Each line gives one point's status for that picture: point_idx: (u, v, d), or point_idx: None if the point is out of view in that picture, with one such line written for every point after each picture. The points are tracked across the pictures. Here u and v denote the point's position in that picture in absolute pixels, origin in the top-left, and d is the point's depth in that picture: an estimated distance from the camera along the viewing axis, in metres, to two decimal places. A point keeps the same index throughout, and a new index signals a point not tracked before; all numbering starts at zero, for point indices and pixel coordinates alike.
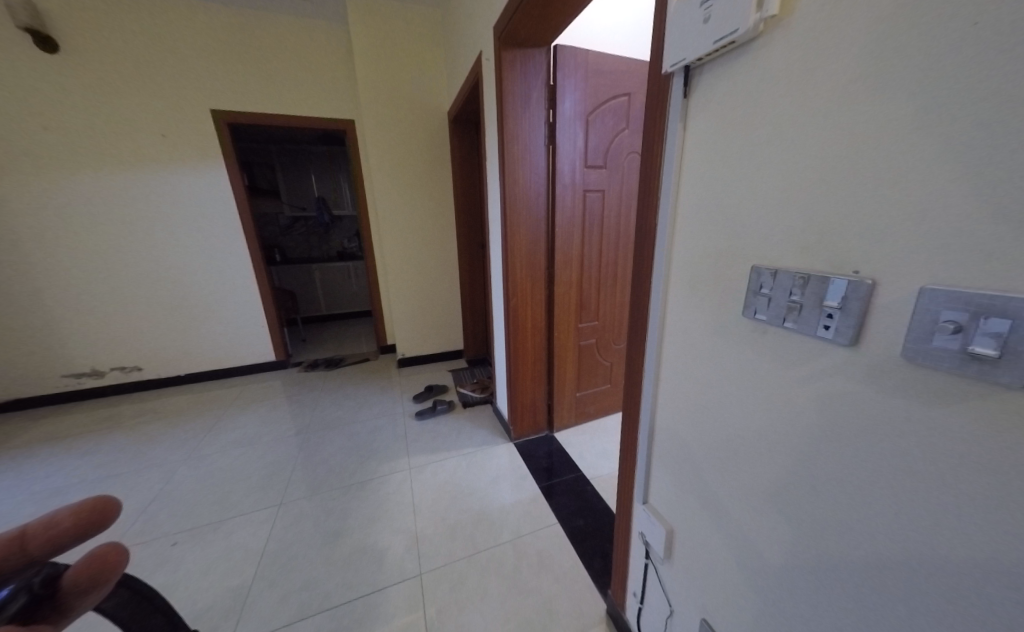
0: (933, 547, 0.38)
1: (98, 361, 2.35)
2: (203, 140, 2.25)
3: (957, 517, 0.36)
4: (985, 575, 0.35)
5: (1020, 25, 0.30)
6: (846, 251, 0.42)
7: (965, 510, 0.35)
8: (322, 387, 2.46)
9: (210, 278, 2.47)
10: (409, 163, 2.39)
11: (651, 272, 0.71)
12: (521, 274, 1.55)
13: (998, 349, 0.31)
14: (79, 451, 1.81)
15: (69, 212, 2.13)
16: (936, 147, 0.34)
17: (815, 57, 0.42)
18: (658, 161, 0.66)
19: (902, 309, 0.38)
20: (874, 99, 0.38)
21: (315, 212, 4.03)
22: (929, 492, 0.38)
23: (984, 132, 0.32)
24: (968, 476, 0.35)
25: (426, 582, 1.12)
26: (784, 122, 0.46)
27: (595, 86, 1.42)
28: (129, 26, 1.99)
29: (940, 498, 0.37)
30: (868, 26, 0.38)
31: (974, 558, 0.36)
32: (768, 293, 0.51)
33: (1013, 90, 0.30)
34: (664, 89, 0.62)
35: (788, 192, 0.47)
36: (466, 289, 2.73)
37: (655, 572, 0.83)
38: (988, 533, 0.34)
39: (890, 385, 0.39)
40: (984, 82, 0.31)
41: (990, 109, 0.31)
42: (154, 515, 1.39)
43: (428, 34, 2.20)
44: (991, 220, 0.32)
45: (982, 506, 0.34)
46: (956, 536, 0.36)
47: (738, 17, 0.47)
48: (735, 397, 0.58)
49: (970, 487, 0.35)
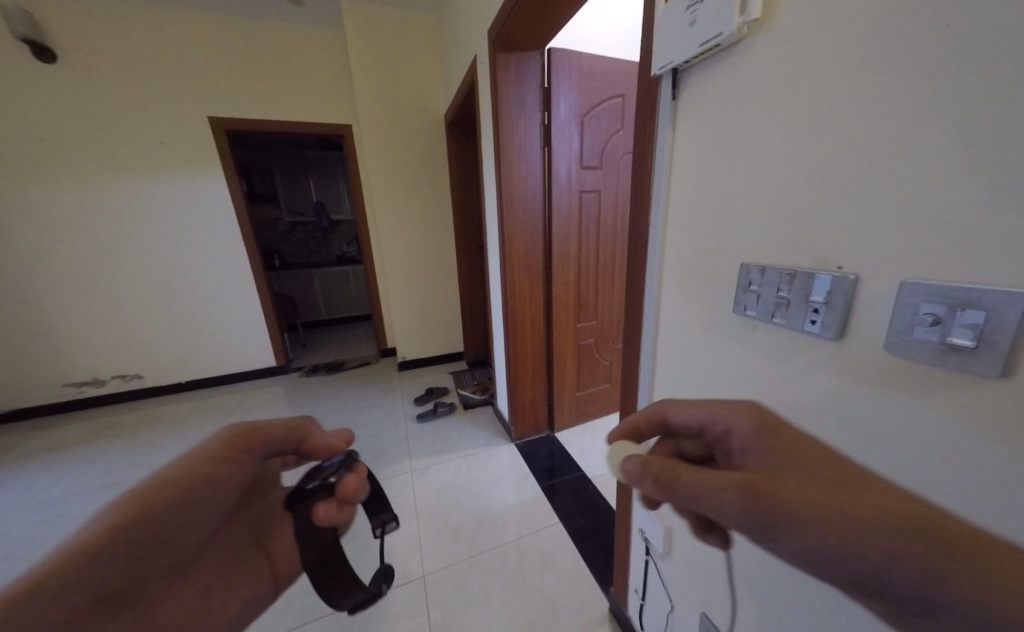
0: None
1: (100, 369, 2.36)
2: (201, 147, 2.26)
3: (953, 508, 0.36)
4: None
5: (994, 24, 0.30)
6: (830, 247, 0.43)
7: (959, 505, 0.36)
8: (322, 391, 2.47)
9: (209, 284, 2.48)
10: (407, 166, 2.41)
11: (645, 270, 0.72)
12: (518, 274, 1.56)
13: (973, 339, 0.32)
14: (82, 460, 1.81)
15: (69, 222, 2.14)
16: (922, 135, 0.34)
17: (798, 61, 0.43)
18: (649, 163, 0.67)
19: (885, 301, 0.39)
20: (855, 93, 0.39)
21: (314, 217, 4.06)
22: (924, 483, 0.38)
23: (968, 119, 0.32)
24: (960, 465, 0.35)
25: (429, 584, 1.12)
26: (771, 123, 0.47)
27: (589, 89, 1.43)
28: (126, 36, 2.01)
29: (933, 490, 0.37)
30: (848, 29, 0.39)
31: None
32: (756, 290, 0.52)
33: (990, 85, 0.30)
34: (653, 91, 0.64)
35: (776, 188, 0.48)
36: (464, 291, 2.73)
37: (655, 568, 0.84)
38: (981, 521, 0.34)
39: (881, 378, 0.40)
40: (961, 70, 0.32)
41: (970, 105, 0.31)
42: None
43: (423, 38, 2.22)
44: (982, 206, 0.32)
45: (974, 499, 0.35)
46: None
47: (721, 22, 0.48)
48: (730, 390, 0.59)
49: (968, 475, 0.35)
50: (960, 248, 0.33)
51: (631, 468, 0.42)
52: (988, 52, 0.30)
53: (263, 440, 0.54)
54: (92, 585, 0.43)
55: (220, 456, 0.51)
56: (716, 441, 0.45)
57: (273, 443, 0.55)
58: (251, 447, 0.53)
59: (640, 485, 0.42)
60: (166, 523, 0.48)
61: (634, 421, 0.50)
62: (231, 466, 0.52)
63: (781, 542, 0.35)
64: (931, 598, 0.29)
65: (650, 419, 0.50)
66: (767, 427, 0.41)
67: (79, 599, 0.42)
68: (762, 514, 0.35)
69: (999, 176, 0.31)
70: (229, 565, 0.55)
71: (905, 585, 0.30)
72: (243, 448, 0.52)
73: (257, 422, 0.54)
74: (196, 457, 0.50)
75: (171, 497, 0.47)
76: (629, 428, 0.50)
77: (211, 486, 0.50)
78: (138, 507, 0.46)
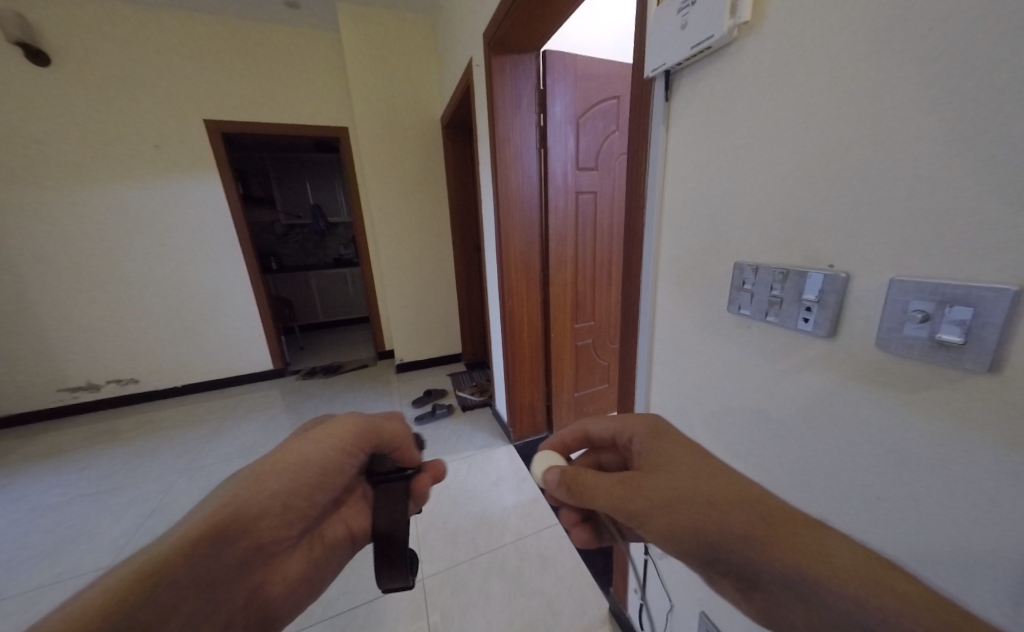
0: (923, 535, 0.39)
1: (95, 373, 2.34)
2: (197, 150, 2.26)
3: (947, 502, 0.36)
4: (980, 566, 0.35)
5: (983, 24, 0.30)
6: (821, 247, 0.43)
7: (956, 501, 0.36)
8: (320, 394, 2.46)
9: (205, 287, 2.47)
10: (404, 168, 2.41)
11: (640, 271, 0.73)
12: (516, 276, 1.57)
13: (962, 335, 0.33)
14: (76, 466, 1.79)
15: (63, 226, 2.13)
16: (911, 134, 0.35)
17: (788, 63, 0.44)
18: (643, 164, 0.67)
19: (875, 299, 0.39)
20: (846, 93, 0.39)
21: (311, 219, 4.05)
22: (917, 477, 0.38)
23: (955, 118, 0.32)
24: (953, 460, 0.35)
25: (429, 587, 1.12)
26: (762, 125, 0.48)
27: (585, 90, 1.44)
28: (121, 39, 2.01)
29: (929, 487, 0.37)
30: (838, 31, 0.39)
31: (965, 547, 0.36)
32: (750, 289, 0.52)
33: (980, 84, 0.31)
34: (647, 93, 0.64)
35: (768, 188, 0.48)
36: (462, 292, 2.73)
37: (655, 568, 0.84)
38: (974, 515, 0.35)
39: (873, 375, 0.40)
40: (946, 70, 0.32)
41: (959, 104, 0.32)
42: (154, 527, 1.40)
43: (419, 40, 2.22)
44: (972, 203, 0.32)
45: (969, 495, 0.35)
46: (944, 523, 0.37)
47: (712, 24, 0.49)
48: (726, 388, 0.59)
49: (959, 469, 0.35)
50: (950, 245, 0.33)
51: (552, 477, 0.53)
52: (974, 51, 0.31)
53: (371, 436, 0.61)
54: (217, 551, 0.47)
55: (335, 445, 0.58)
56: (623, 449, 0.59)
57: (379, 439, 0.61)
58: (363, 443, 0.60)
59: (559, 491, 0.52)
60: (285, 499, 0.53)
61: (562, 437, 0.62)
62: (342, 456, 0.58)
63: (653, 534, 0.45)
64: (758, 569, 0.40)
65: (574, 433, 0.62)
66: (659, 432, 0.55)
67: (211, 559, 0.47)
68: (640, 513, 0.46)
69: (987, 174, 0.31)
70: (315, 558, 0.58)
71: (739, 559, 0.41)
72: (356, 441, 0.59)
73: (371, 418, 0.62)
74: (317, 439, 0.57)
75: (294, 473, 0.54)
76: (557, 444, 0.62)
77: (323, 472, 0.56)
78: (269, 478, 0.53)
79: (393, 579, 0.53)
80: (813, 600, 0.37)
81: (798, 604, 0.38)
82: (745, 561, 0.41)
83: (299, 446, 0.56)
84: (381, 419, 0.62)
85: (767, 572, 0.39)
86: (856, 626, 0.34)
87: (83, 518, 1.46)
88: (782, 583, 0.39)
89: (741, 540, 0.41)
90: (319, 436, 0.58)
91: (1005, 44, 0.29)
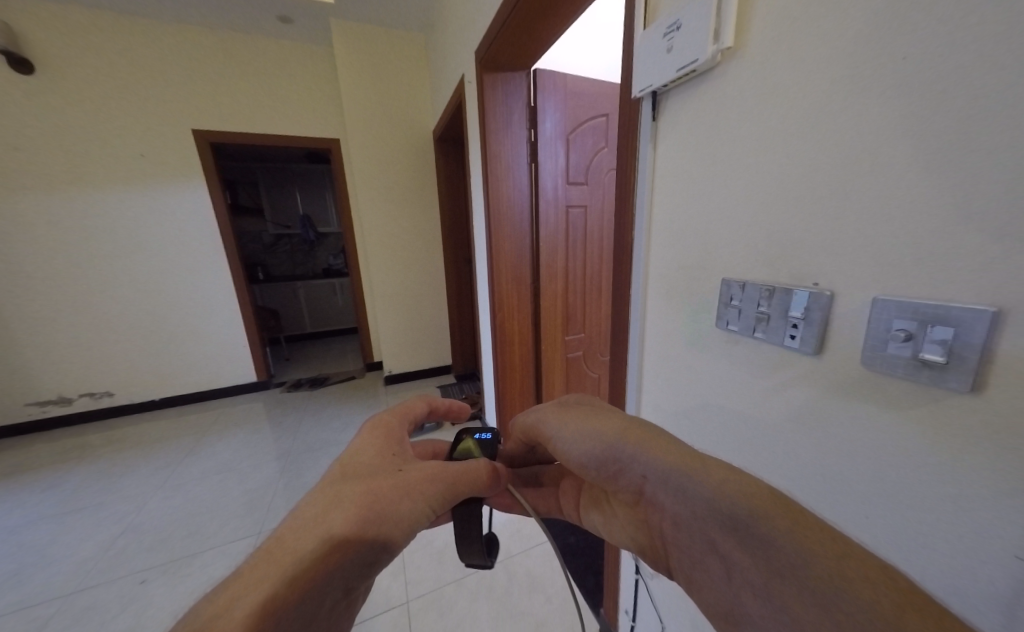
0: (923, 559, 0.38)
1: (68, 386, 2.24)
2: (183, 158, 2.23)
3: (940, 523, 0.36)
4: (986, 596, 0.34)
5: (957, 57, 0.31)
6: (807, 264, 0.44)
7: (955, 525, 0.35)
8: (304, 407, 2.39)
9: (187, 297, 2.40)
10: (394, 179, 2.41)
11: (629, 285, 0.73)
12: (507, 288, 1.56)
13: (944, 354, 0.33)
14: (38, 485, 1.69)
15: (39, 234, 2.06)
16: (893, 156, 0.36)
17: (772, 88, 0.45)
18: (632, 181, 0.69)
19: (859, 316, 0.40)
20: (826, 116, 0.40)
21: (300, 229, 4.02)
22: (911, 499, 0.37)
23: (934, 141, 0.33)
24: (950, 481, 0.35)
25: (413, 609, 1.07)
26: (751, 144, 0.48)
27: (574, 108, 1.47)
28: (108, 47, 1.99)
29: (925, 511, 0.37)
30: (821, 60, 0.40)
31: (971, 577, 0.34)
32: (737, 305, 0.53)
33: (953, 115, 0.32)
34: (634, 111, 0.66)
35: (755, 206, 0.49)
36: (452, 304, 2.72)
37: (645, 587, 0.83)
38: (971, 537, 0.34)
39: (862, 393, 0.40)
40: (923, 99, 0.33)
41: (938, 131, 0.33)
42: (123, 549, 1.32)
43: (412, 56, 2.26)
44: (953, 223, 0.33)
45: (966, 518, 0.34)
46: (939, 547, 0.36)
47: (697, 49, 0.51)
48: (716, 402, 0.59)
49: (952, 488, 0.35)
50: (946, 262, 0.33)
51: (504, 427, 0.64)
52: (956, 76, 0.31)
53: (459, 493, 0.54)
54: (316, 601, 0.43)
55: (428, 501, 0.52)
56: None
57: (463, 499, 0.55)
58: (451, 502, 0.54)
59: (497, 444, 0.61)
60: (373, 554, 0.47)
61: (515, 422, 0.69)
62: (431, 517, 0.52)
63: (561, 454, 0.55)
64: (648, 476, 0.46)
65: None
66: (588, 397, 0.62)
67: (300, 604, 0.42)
68: (558, 444, 0.55)
69: (973, 194, 0.31)
70: None
71: (629, 460, 0.48)
72: (444, 499, 0.53)
73: (456, 471, 0.55)
74: (411, 491, 0.51)
75: (388, 527, 0.48)
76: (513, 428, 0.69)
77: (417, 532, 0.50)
78: (367, 528, 0.47)
79: (474, 558, 0.55)
80: (686, 493, 0.42)
81: (674, 503, 0.44)
82: (635, 469, 0.47)
83: (396, 497, 0.49)
84: (466, 482, 0.55)
85: (653, 477, 0.45)
86: (707, 500, 0.40)
87: (45, 542, 1.37)
88: (664, 487, 0.44)
89: (632, 452, 0.47)
90: (413, 488, 0.51)
91: (994, 70, 0.30)
